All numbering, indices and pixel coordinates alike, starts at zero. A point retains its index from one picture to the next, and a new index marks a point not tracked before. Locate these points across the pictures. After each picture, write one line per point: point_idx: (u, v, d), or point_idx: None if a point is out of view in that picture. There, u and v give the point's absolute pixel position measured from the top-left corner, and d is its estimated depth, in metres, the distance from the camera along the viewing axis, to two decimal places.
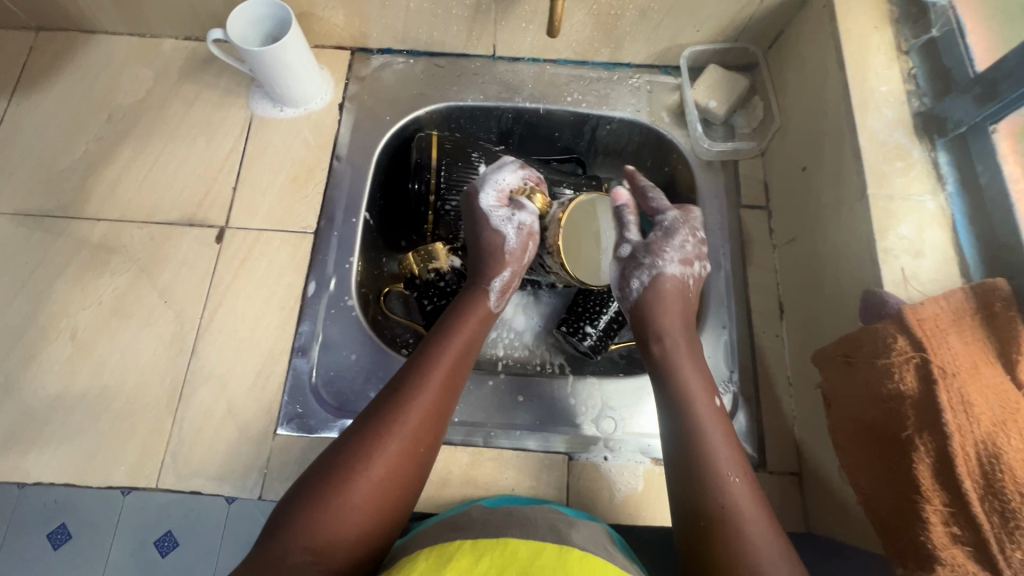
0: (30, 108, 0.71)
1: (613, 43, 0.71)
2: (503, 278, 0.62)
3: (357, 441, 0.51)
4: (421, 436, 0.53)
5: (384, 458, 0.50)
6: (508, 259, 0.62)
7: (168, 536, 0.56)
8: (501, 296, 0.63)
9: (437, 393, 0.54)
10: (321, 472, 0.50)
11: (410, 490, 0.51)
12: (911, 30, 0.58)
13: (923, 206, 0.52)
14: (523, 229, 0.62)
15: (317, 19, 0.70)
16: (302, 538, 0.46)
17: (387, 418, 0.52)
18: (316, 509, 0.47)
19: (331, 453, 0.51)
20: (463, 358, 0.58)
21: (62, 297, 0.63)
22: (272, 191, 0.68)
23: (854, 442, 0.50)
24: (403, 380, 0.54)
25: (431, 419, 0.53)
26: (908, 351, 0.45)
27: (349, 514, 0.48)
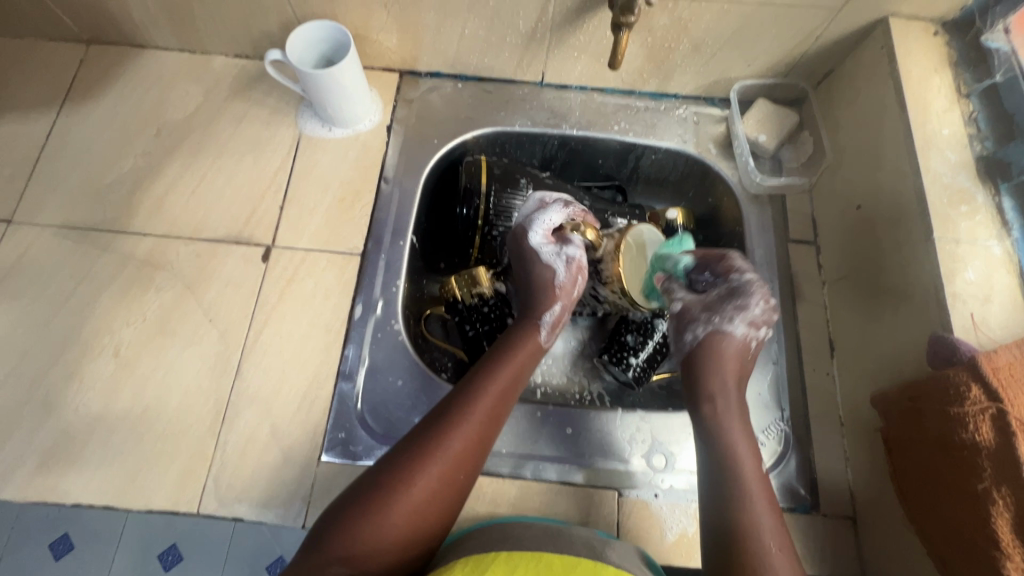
0: (80, 121, 0.71)
1: (663, 74, 0.71)
2: (555, 312, 0.61)
3: (405, 455, 0.50)
4: (467, 459, 0.51)
5: (430, 476, 0.49)
6: (559, 293, 0.62)
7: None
8: (553, 330, 0.62)
9: (486, 415, 0.53)
10: (366, 483, 0.49)
11: (451, 511, 0.51)
12: (972, 74, 0.59)
13: (989, 250, 0.52)
14: (572, 263, 0.62)
15: (370, 42, 0.70)
16: (342, 545, 0.46)
17: (435, 436, 0.51)
18: (358, 519, 0.47)
19: (379, 465, 0.51)
20: (513, 382, 0.56)
21: (105, 313, 0.62)
22: (319, 211, 0.68)
23: (923, 490, 0.49)
24: (453, 400, 0.54)
25: (478, 442, 0.52)
26: (983, 401, 0.44)
27: (390, 527, 0.47)
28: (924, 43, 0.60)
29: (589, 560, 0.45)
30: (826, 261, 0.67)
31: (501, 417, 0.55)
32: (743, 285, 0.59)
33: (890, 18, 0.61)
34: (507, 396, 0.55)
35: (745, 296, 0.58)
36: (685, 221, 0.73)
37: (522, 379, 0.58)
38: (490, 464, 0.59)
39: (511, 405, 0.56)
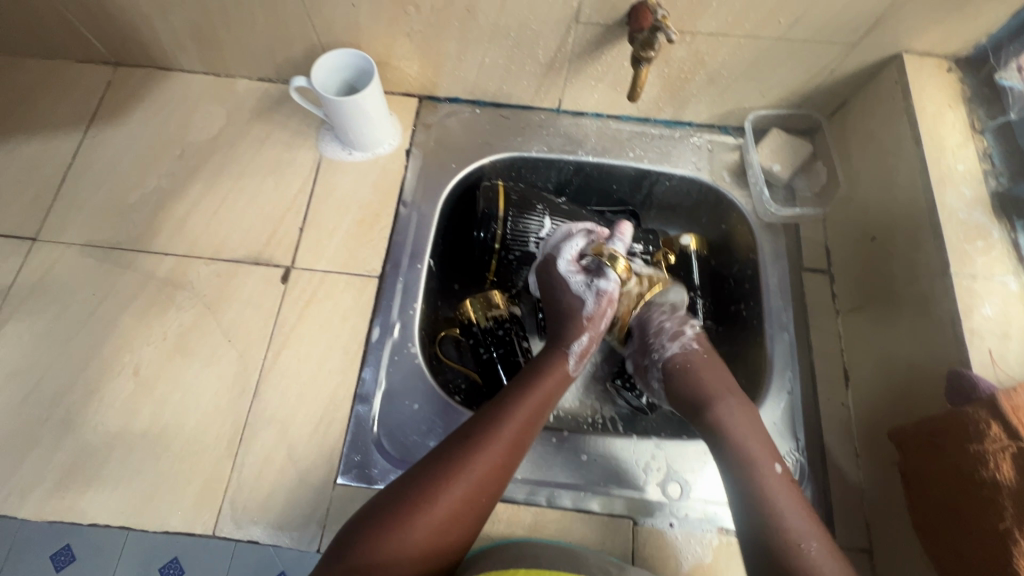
0: (106, 141, 0.73)
1: (678, 103, 0.72)
2: (582, 342, 0.63)
3: (431, 470, 0.51)
4: (492, 480, 0.52)
5: (454, 492, 0.50)
6: (588, 323, 0.63)
7: (174, 563, 0.55)
8: (580, 358, 0.63)
9: (514, 436, 0.54)
10: (391, 496, 0.50)
11: (471, 534, 0.51)
12: (986, 111, 0.61)
13: (1006, 286, 0.53)
14: (606, 298, 0.64)
15: (391, 68, 0.72)
16: (365, 558, 0.46)
17: (464, 453, 0.52)
18: (383, 531, 0.47)
19: (404, 480, 0.51)
20: (542, 405, 0.57)
21: (126, 332, 0.63)
22: (338, 233, 0.69)
23: (942, 528, 0.49)
24: (479, 424, 0.54)
25: (505, 463, 0.53)
26: (1004, 439, 0.44)
27: (412, 540, 0.47)
28: (939, 80, 0.62)
29: None
30: (840, 290, 0.67)
31: (529, 439, 0.55)
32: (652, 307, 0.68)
33: (904, 54, 0.63)
34: (535, 419, 0.56)
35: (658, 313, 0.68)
36: (698, 247, 0.74)
37: (550, 406, 0.58)
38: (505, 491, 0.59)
39: (539, 429, 0.57)
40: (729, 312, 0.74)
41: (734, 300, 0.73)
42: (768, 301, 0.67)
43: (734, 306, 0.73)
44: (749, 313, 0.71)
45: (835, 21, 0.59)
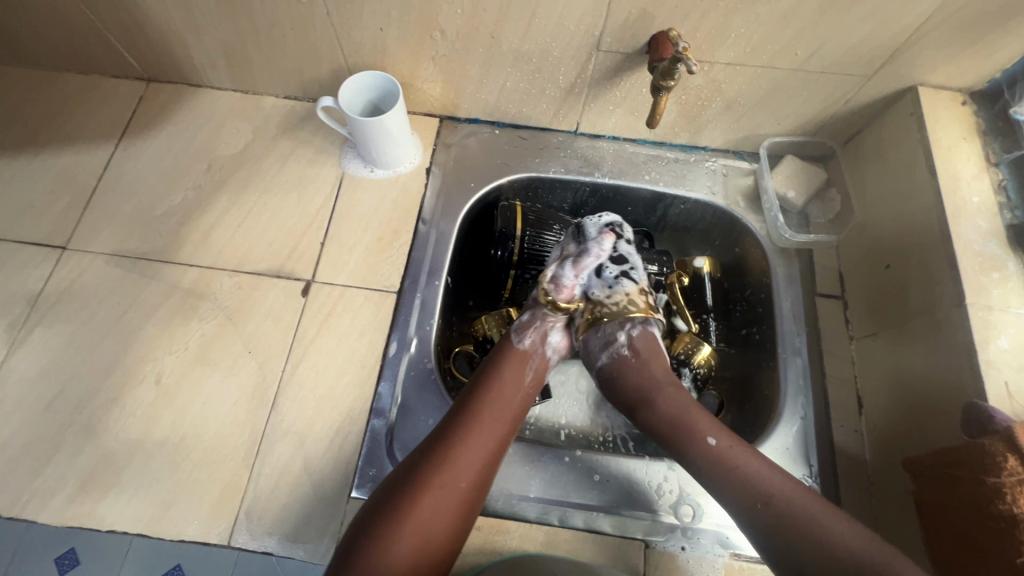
0: (136, 154, 0.75)
1: (694, 128, 0.74)
2: (523, 319, 0.64)
3: (409, 473, 0.52)
4: (469, 473, 0.52)
5: (432, 491, 0.50)
6: (532, 303, 0.66)
7: (176, 571, 0.55)
8: (524, 334, 0.63)
9: (485, 430, 0.55)
10: (376, 502, 0.50)
11: (461, 530, 0.51)
12: (1001, 144, 0.62)
13: (1021, 319, 0.53)
14: (555, 283, 0.65)
15: (414, 89, 0.74)
16: (363, 573, 0.46)
17: (439, 452, 0.53)
18: (372, 541, 0.48)
19: (386, 486, 0.52)
20: (509, 399, 0.58)
21: (149, 341, 0.65)
22: (358, 248, 0.70)
23: (955, 560, 0.48)
24: (447, 423, 0.55)
25: (480, 457, 0.53)
26: (1020, 472, 0.45)
27: (402, 547, 0.48)
28: (954, 112, 0.63)
29: None
30: (854, 316, 0.68)
31: (501, 431, 0.56)
32: (613, 312, 0.63)
33: (919, 87, 0.64)
34: (503, 412, 0.57)
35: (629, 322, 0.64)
36: (711, 270, 0.75)
37: (519, 399, 0.59)
38: (518, 508, 0.59)
39: (512, 423, 0.57)
40: (741, 336, 0.74)
41: (746, 321, 0.74)
42: (782, 326, 0.67)
43: (746, 330, 0.73)
44: (762, 336, 0.71)
45: (850, 53, 0.60)
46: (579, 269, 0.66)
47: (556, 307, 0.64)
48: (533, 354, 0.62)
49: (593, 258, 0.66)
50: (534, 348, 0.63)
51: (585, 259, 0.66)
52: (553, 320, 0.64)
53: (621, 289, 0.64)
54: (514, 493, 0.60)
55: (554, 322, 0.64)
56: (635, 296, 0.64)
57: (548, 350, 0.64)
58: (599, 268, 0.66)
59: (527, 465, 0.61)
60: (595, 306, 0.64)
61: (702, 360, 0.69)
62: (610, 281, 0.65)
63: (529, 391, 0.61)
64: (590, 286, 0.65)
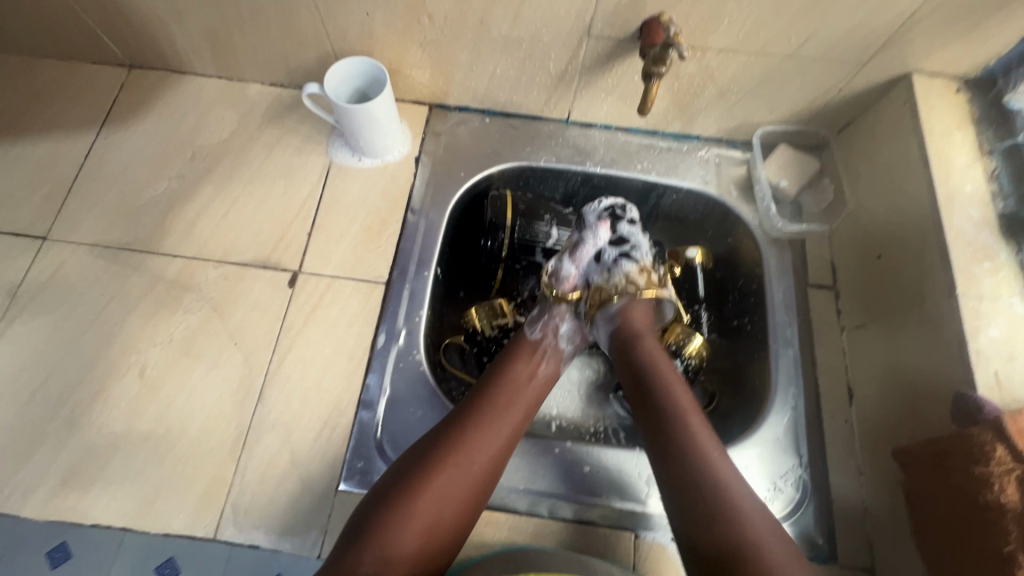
0: (118, 142, 0.74)
1: (686, 117, 0.73)
2: (534, 313, 0.66)
3: (426, 448, 0.52)
4: (487, 453, 0.52)
5: (449, 467, 0.50)
6: (540, 299, 0.67)
7: (169, 563, 0.54)
8: (536, 325, 0.64)
9: (504, 411, 0.55)
10: (391, 477, 0.50)
11: (474, 510, 0.51)
12: (994, 132, 0.62)
13: (1012, 308, 0.53)
14: (556, 277, 0.66)
15: (403, 76, 0.72)
16: (374, 547, 0.46)
17: (457, 429, 0.53)
18: (386, 513, 0.48)
19: (401, 462, 0.52)
20: (528, 381, 0.59)
21: (132, 333, 0.63)
22: (346, 239, 0.69)
23: (942, 551, 0.49)
24: (464, 405, 0.55)
25: (499, 437, 0.54)
26: (1008, 462, 0.45)
27: (415, 524, 0.48)
28: (948, 100, 0.63)
29: None
30: (845, 307, 0.67)
31: (520, 413, 0.56)
32: (615, 295, 0.64)
33: (913, 74, 0.63)
34: (522, 395, 0.57)
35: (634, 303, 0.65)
36: (704, 260, 0.74)
37: (538, 384, 0.60)
38: (507, 501, 0.59)
39: (531, 405, 0.58)
40: (733, 326, 0.74)
41: (738, 312, 0.73)
42: (773, 316, 0.67)
43: (737, 321, 0.73)
44: (754, 327, 0.70)
45: (845, 39, 0.59)
46: (578, 259, 0.66)
47: (560, 299, 0.65)
48: (545, 344, 0.63)
49: (591, 246, 0.66)
50: (546, 339, 0.64)
51: (584, 248, 0.66)
52: (560, 311, 0.65)
53: (621, 271, 0.65)
54: (503, 485, 0.59)
55: (561, 314, 0.65)
56: (636, 276, 0.65)
57: (560, 341, 0.64)
58: (598, 254, 0.67)
59: (519, 457, 0.61)
60: (597, 292, 0.65)
61: (693, 352, 0.68)
62: (610, 265, 0.66)
63: (547, 375, 0.61)
64: (590, 273, 0.66)
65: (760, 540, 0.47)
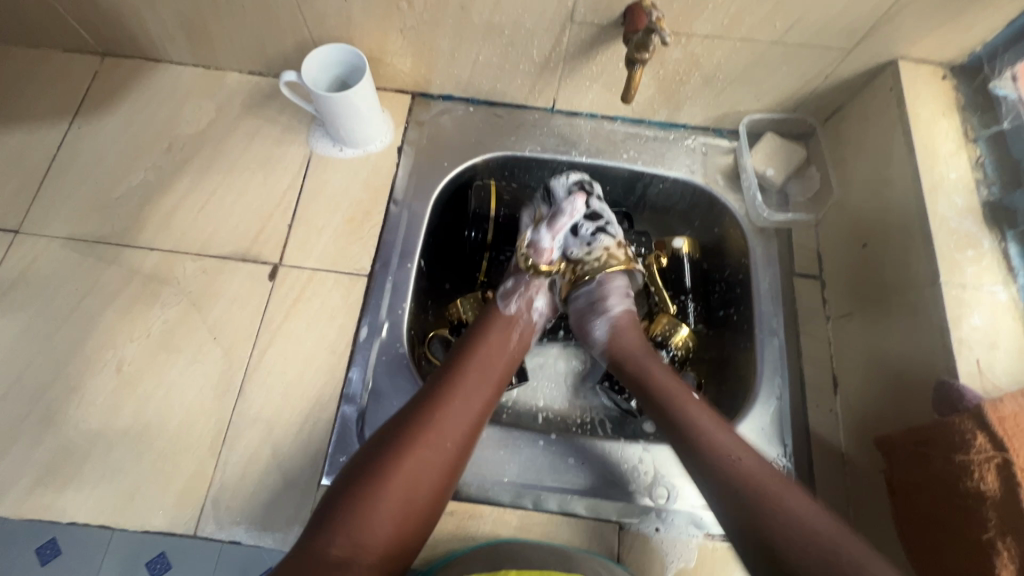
0: (92, 133, 0.72)
1: (673, 105, 0.72)
2: (507, 286, 0.64)
3: (395, 431, 0.51)
4: (457, 432, 0.52)
5: (421, 447, 0.50)
6: (514, 270, 0.66)
7: (161, 558, 0.54)
8: (510, 299, 0.64)
9: (473, 389, 0.55)
10: (360, 462, 0.49)
11: (445, 490, 0.51)
12: (980, 119, 0.61)
13: (994, 296, 0.53)
14: (533, 248, 0.66)
15: (384, 64, 0.71)
16: (343, 531, 0.45)
17: (426, 409, 0.52)
18: (356, 498, 0.46)
19: (370, 447, 0.51)
20: (497, 361, 0.59)
21: (109, 328, 0.62)
22: (328, 230, 0.68)
23: (923, 537, 0.49)
24: (433, 385, 0.55)
25: (469, 416, 0.53)
26: (989, 449, 0.44)
27: (384, 506, 0.47)
28: (934, 87, 0.62)
29: None
30: (831, 296, 0.67)
31: (489, 392, 0.56)
32: (593, 268, 0.65)
33: (899, 61, 0.63)
34: (491, 375, 0.57)
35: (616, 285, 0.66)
36: (691, 250, 0.74)
37: (507, 364, 0.59)
38: (492, 493, 0.59)
39: (499, 383, 0.58)
40: (719, 317, 0.74)
41: (724, 302, 0.73)
42: (759, 306, 0.67)
43: (723, 311, 0.73)
44: (740, 317, 0.70)
45: (831, 25, 0.58)
46: (556, 230, 0.66)
47: (537, 270, 0.65)
48: (520, 318, 0.63)
49: (568, 219, 0.66)
50: (520, 313, 0.63)
51: (561, 220, 0.66)
52: (537, 284, 0.65)
53: (599, 244, 0.66)
54: (487, 478, 0.59)
55: (538, 287, 0.65)
56: (614, 250, 0.66)
57: (534, 314, 0.64)
58: (574, 226, 0.67)
59: (503, 449, 0.61)
60: (575, 265, 0.66)
61: (680, 342, 0.68)
62: (588, 238, 0.67)
63: (515, 354, 0.61)
64: (569, 245, 0.67)
65: (775, 502, 0.46)
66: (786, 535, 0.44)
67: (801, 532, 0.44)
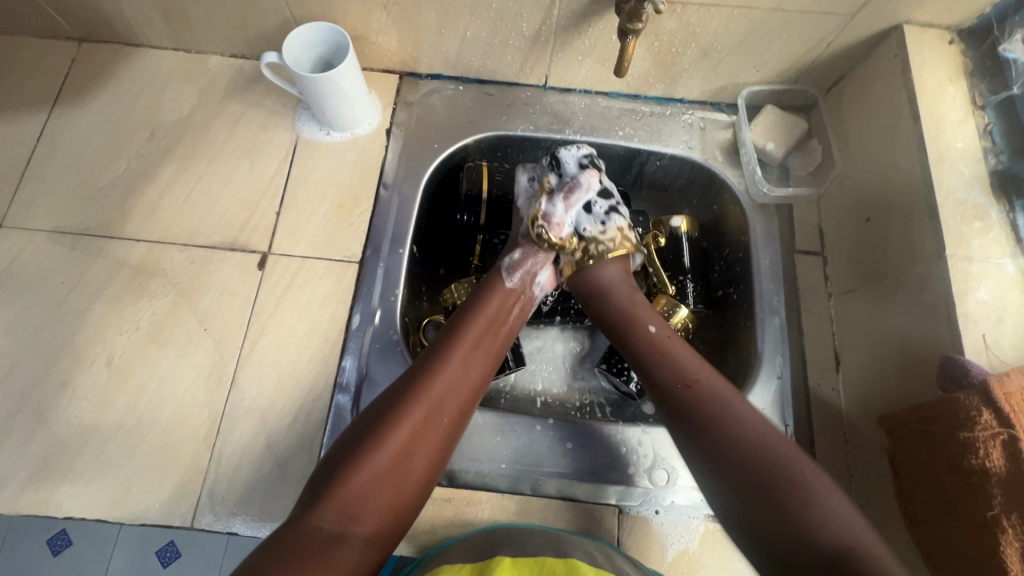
0: (72, 121, 0.70)
1: (669, 78, 0.69)
2: (513, 257, 0.61)
3: (387, 404, 0.50)
4: (452, 406, 0.51)
5: (414, 420, 0.49)
6: (521, 242, 0.62)
7: (168, 550, 0.57)
8: (515, 271, 0.61)
9: (468, 361, 0.54)
10: (350, 437, 0.48)
11: (440, 463, 0.50)
12: (988, 85, 0.59)
13: (1003, 269, 0.51)
14: (546, 221, 0.61)
15: (369, 43, 0.69)
16: (334, 506, 0.44)
17: (419, 382, 0.51)
18: (346, 473, 0.46)
19: (359, 421, 0.49)
20: (493, 332, 0.57)
21: (98, 321, 0.61)
22: (317, 216, 0.66)
23: (926, 514, 0.48)
24: (428, 356, 0.53)
25: (464, 388, 0.52)
26: (994, 427, 0.43)
27: (378, 481, 0.46)
28: (941, 52, 0.60)
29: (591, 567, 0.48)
30: (833, 273, 0.66)
31: (484, 364, 0.55)
32: (603, 249, 0.61)
33: (905, 26, 0.60)
34: (485, 345, 0.56)
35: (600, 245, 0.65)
36: (689, 229, 0.72)
37: (502, 334, 0.58)
38: (489, 479, 0.58)
39: (495, 354, 0.56)
40: (718, 296, 0.72)
41: (724, 282, 0.72)
42: (760, 284, 0.65)
43: (723, 291, 0.72)
44: (740, 296, 0.69)
45: None
46: (569, 204, 0.61)
47: (549, 246, 0.61)
48: (520, 293, 0.60)
49: (584, 193, 0.62)
50: (523, 288, 0.61)
51: (578, 193, 0.61)
52: (543, 259, 0.62)
53: (613, 226, 0.62)
54: (485, 464, 0.59)
55: (544, 262, 0.62)
56: (626, 232, 0.63)
57: (536, 289, 0.62)
58: (589, 202, 0.63)
59: (498, 435, 0.60)
60: (588, 244, 0.61)
61: (679, 322, 0.66)
62: (601, 217, 0.62)
63: (511, 323, 0.59)
64: (581, 221, 0.62)
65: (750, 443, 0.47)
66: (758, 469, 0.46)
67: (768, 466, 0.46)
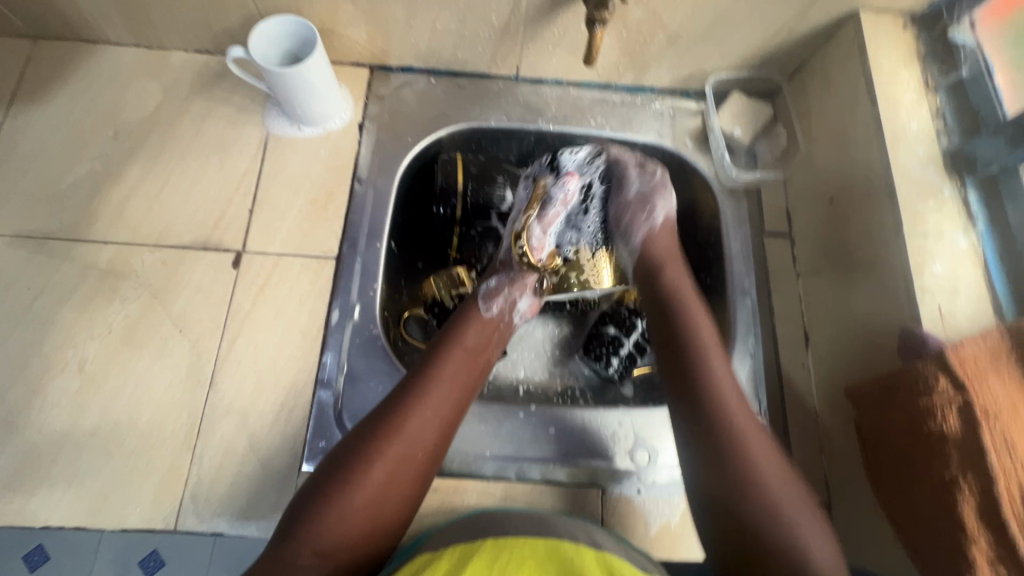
0: (30, 122, 0.68)
1: (638, 67, 0.71)
2: (489, 284, 0.62)
3: (358, 442, 0.49)
4: (427, 439, 0.51)
5: (386, 462, 0.48)
6: (499, 267, 0.64)
7: (154, 561, 0.53)
8: (492, 301, 0.61)
9: (445, 392, 0.53)
10: (329, 466, 0.49)
11: (415, 497, 0.50)
12: (939, 68, 0.61)
13: (956, 244, 0.54)
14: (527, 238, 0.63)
15: (338, 36, 0.68)
16: (310, 540, 0.45)
17: (390, 419, 0.50)
18: (323, 506, 0.46)
19: (338, 452, 0.50)
20: (472, 362, 0.56)
21: (67, 327, 0.60)
22: (291, 213, 0.66)
23: (891, 479, 0.50)
24: (407, 387, 0.53)
25: (438, 422, 0.52)
26: (950, 392, 0.46)
27: (354, 515, 0.46)
28: (895, 37, 0.62)
29: (572, 544, 0.45)
30: (800, 254, 0.68)
31: (460, 396, 0.54)
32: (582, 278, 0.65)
33: (861, 12, 0.62)
34: (463, 370, 0.55)
35: (639, 196, 0.67)
36: None
37: (482, 358, 0.58)
38: (474, 467, 0.59)
39: (474, 383, 0.56)
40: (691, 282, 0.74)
41: (698, 267, 0.73)
42: (731, 267, 0.67)
43: (696, 276, 0.73)
44: (713, 280, 0.70)
45: None
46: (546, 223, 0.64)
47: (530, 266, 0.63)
48: (499, 321, 0.61)
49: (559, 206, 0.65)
50: (501, 316, 0.61)
51: (552, 210, 0.64)
52: (520, 287, 0.63)
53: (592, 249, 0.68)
54: (469, 454, 0.59)
55: (523, 288, 0.63)
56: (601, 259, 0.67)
57: (514, 316, 0.62)
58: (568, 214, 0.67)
59: (483, 425, 0.61)
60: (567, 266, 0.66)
61: None
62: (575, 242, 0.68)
63: (491, 344, 0.59)
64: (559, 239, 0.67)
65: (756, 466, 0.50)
66: (749, 498, 0.49)
67: (763, 493, 0.49)
